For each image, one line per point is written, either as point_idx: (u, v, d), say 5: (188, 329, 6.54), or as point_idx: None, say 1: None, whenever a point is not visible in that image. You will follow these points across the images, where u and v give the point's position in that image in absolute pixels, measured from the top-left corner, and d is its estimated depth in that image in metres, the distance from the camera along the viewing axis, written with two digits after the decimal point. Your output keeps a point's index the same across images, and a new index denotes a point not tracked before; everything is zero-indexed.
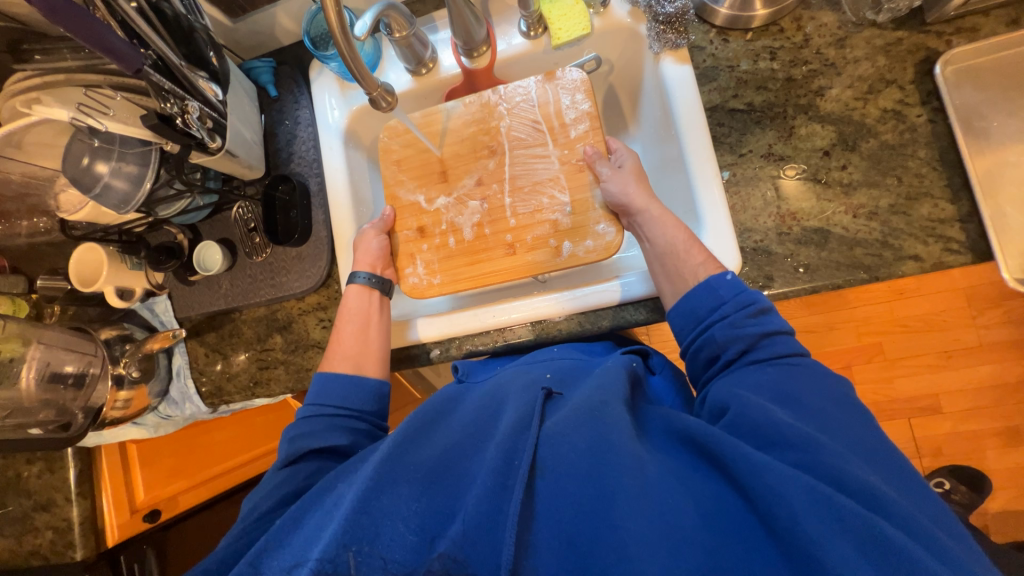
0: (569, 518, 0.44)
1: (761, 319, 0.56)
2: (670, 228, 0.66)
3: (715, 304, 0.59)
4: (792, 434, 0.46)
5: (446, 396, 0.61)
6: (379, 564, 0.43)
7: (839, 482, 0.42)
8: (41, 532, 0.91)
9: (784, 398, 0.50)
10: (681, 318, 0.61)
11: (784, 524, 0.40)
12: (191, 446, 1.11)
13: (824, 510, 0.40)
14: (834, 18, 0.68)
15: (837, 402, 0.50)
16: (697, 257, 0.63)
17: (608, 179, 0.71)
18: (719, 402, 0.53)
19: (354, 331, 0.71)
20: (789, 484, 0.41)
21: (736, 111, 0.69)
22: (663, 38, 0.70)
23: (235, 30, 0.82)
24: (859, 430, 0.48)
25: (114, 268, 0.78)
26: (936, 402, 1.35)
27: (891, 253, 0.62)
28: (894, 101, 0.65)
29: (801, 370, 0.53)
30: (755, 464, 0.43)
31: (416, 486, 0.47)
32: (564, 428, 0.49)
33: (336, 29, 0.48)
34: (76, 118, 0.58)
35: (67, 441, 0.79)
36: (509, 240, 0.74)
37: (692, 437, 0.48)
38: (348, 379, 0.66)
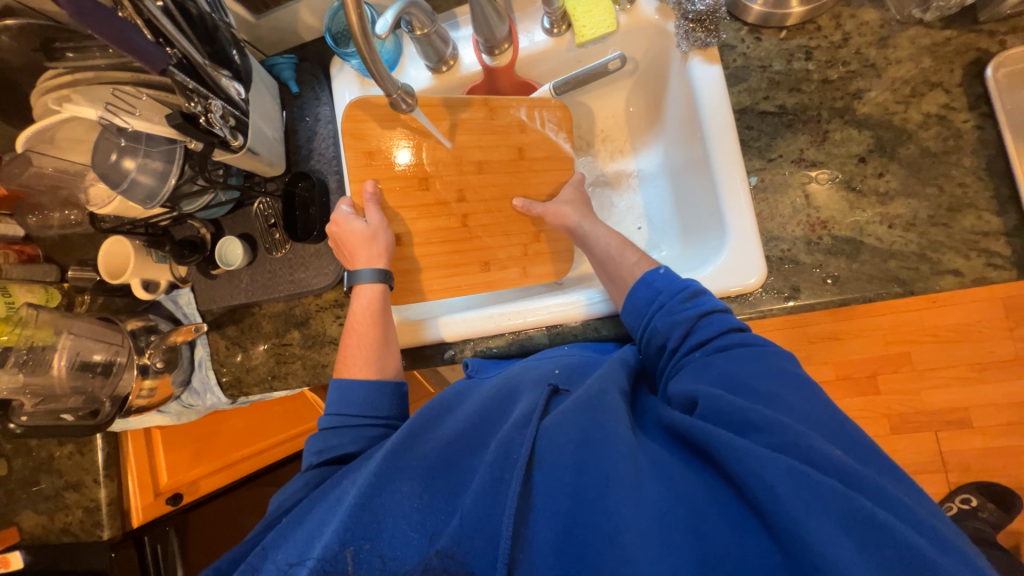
0: (564, 507, 0.44)
1: (696, 302, 0.57)
2: (605, 236, 0.72)
3: (652, 297, 0.61)
4: (760, 417, 0.44)
5: (453, 393, 0.59)
6: (378, 563, 0.45)
7: (808, 459, 0.41)
8: (71, 510, 0.95)
9: (751, 381, 0.48)
10: (632, 315, 0.62)
11: (766, 505, 0.38)
12: (211, 434, 1.16)
13: (804, 487, 0.38)
14: (877, 16, 0.64)
15: (789, 381, 0.48)
16: (630, 258, 0.68)
17: (548, 213, 0.76)
18: (684, 396, 0.51)
19: (371, 337, 0.67)
20: (769, 466, 0.39)
21: (767, 114, 0.66)
22: (691, 37, 0.67)
23: (258, 26, 0.82)
24: (815, 407, 0.46)
25: (141, 260, 0.80)
26: (966, 416, 1.30)
27: (928, 267, 0.59)
28: (939, 106, 0.61)
29: (758, 353, 0.51)
30: (738, 448, 0.41)
31: (417, 483, 0.49)
32: (559, 421, 0.48)
33: (355, 29, 0.47)
34: (103, 117, 0.59)
35: (94, 429, 0.80)
36: (485, 260, 0.80)
37: (679, 428, 0.47)
38: (369, 384, 0.64)
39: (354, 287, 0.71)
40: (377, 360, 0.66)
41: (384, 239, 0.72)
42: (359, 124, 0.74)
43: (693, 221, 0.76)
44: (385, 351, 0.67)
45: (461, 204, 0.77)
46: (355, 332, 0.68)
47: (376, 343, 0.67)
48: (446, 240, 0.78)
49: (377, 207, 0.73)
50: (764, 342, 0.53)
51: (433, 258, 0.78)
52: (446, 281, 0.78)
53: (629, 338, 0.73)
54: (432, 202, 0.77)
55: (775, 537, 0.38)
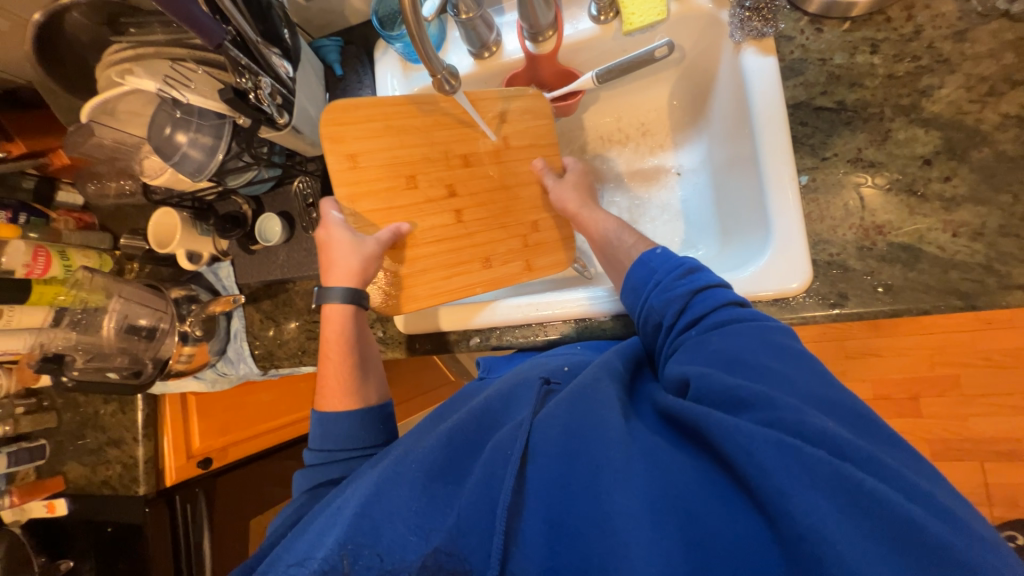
0: (556, 498, 0.42)
1: (692, 278, 0.56)
2: (605, 220, 0.72)
3: (650, 277, 0.60)
4: (750, 395, 0.42)
5: (462, 394, 0.63)
6: (377, 563, 0.43)
7: (800, 433, 0.39)
8: (112, 465, 1.02)
9: (742, 353, 0.47)
10: (630, 294, 0.61)
11: (754, 482, 0.37)
12: (240, 404, 1.19)
13: (791, 460, 0.36)
14: (955, 7, 0.60)
15: (780, 354, 0.46)
16: (629, 241, 0.69)
17: (553, 191, 0.76)
18: (676, 378, 0.49)
19: (345, 363, 0.65)
20: (757, 440, 0.38)
21: (823, 110, 0.63)
22: (747, 26, 0.64)
23: (308, 7, 0.83)
24: (817, 384, 0.43)
25: (187, 232, 0.83)
26: (1017, 447, 1.21)
27: (995, 280, 0.55)
28: (1020, 106, 0.57)
29: (750, 329, 0.49)
30: (725, 426, 0.40)
31: (416, 486, 0.47)
32: (552, 413, 0.47)
33: (407, 11, 0.47)
34: (162, 89, 0.62)
35: (138, 388, 0.86)
36: (485, 256, 0.75)
37: (670, 411, 0.46)
38: (349, 416, 0.62)
39: (325, 305, 0.67)
40: (356, 390, 0.65)
41: (367, 261, 0.67)
42: (340, 126, 0.68)
43: (735, 222, 0.73)
44: (363, 378, 0.66)
45: (451, 199, 0.73)
46: (332, 363, 0.66)
47: (353, 376, 0.65)
48: (441, 239, 0.73)
49: (388, 242, 0.68)
50: (756, 316, 0.50)
51: (431, 259, 0.72)
52: (444, 283, 0.73)
53: None
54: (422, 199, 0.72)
55: (768, 518, 0.36)
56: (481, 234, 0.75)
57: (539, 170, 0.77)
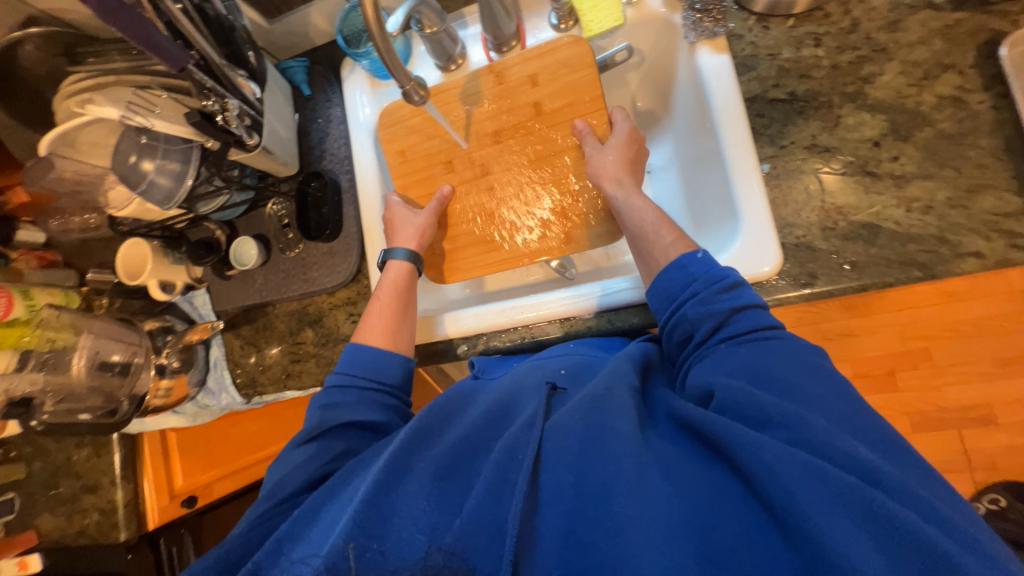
0: (571, 508, 0.42)
1: (733, 293, 0.53)
2: (641, 209, 0.64)
3: (686, 282, 0.56)
4: (779, 413, 0.43)
5: (461, 392, 0.59)
6: (381, 561, 0.43)
7: (830, 457, 0.40)
8: (88, 513, 0.96)
9: (772, 375, 0.47)
10: (657, 298, 0.58)
11: (782, 505, 0.38)
12: (224, 436, 1.15)
13: (821, 485, 0.37)
14: (885, 1, 0.64)
15: (811, 375, 0.47)
16: (667, 237, 0.60)
17: (592, 158, 0.69)
18: (701, 389, 0.50)
19: (391, 306, 0.68)
20: (785, 463, 0.39)
21: (778, 101, 0.66)
22: (699, 27, 0.67)
23: (271, 30, 0.83)
24: (844, 407, 0.44)
25: (158, 261, 0.81)
26: (989, 412, 1.27)
27: (949, 250, 0.58)
28: (953, 87, 0.61)
29: (778, 347, 0.49)
30: (752, 443, 0.41)
31: (424, 484, 0.47)
32: (567, 421, 0.47)
33: (371, 22, 0.48)
34: (126, 117, 0.60)
35: (115, 426, 0.84)
36: (522, 230, 0.75)
37: (691, 424, 0.46)
38: (386, 352, 0.64)
39: (387, 262, 0.73)
40: (396, 331, 0.67)
41: (421, 227, 0.74)
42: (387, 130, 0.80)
43: (704, 213, 0.76)
44: (400, 325, 0.67)
45: (485, 177, 0.77)
46: (377, 302, 0.69)
47: (394, 317, 0.68)
48: (479, 217, 0.77)
49: (438, 210, 0.76)
50: (783, 333, 0.51)
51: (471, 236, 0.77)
52: (484, 257, 0.77)
53: (641, 329, 0.72)
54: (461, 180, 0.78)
55: (787, 531, 0.38)
56: (513, 211, 0.76)
57: (580, 134, 0.70)
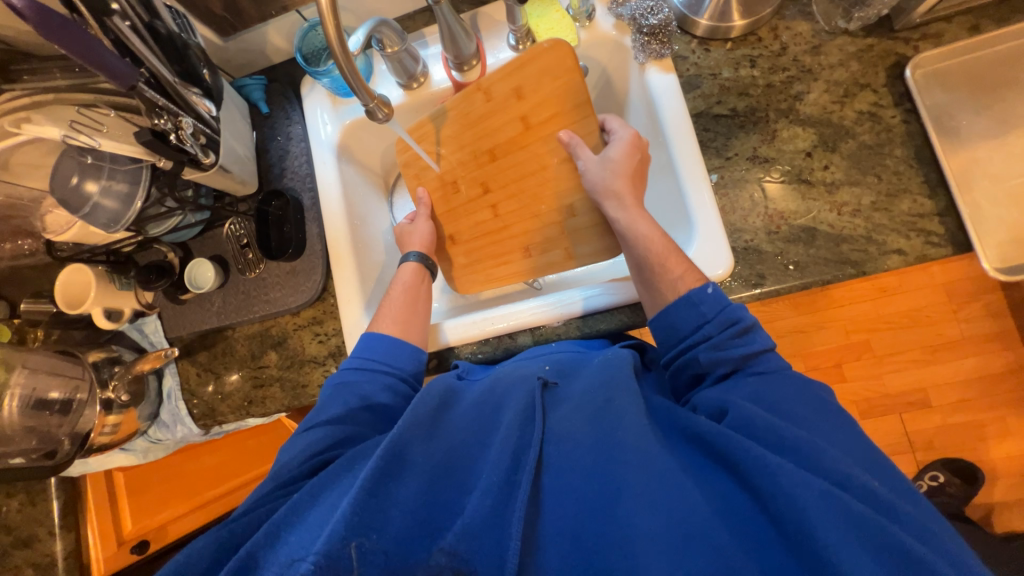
0: (579, 511, 0.45)
1: (745, 339, 0.56)
2: (646, 238, 0.65)
3: (698, 322, 0.58)
4: (794, 439, 0.46)
5: (447, 386, 0.59)
6: (380, 557, 0.43)
7: (840, 483, 0.43)
8: (19, 571, 0.86)
9: (784, 407, 0.51)
10: (663, 332, 0.61)
11: (795, 525, 0.41)
12: (180, 473, 1.08)
13: (837, 511, 0.40)
14: (809, 27, 0.71)
15: (818, 409, 0.51)
16: (675, 271, 0.62)
17: (586, 168, 0.70)
18: (715, 405, 0.53)
19: (404, 299, 0.72)
20: (800, 485, 0.42)
21: (721, 117, 0.72)
22: (648, 49, 0.72)
23: (225, 48, 0.82)
24: (843, 435, 0.49)
25: (103, 288, 0.76)
26: (925, 397, 1.38)
27: (876, 248, 0.65)
28: (869, 104, 0.68)
29: (787, 380, 0.53)
30: (767, 466, 0.43)
31: (423, 479, 0.48)
32: (572, 428, 0.50)
33: (333, 40, 0.49)
34: (68, 136, 0.57)
35: (55, 469, 0.76)
36: (525, 245, 0.79)
37: (701, 440, 0.49)
38: (398, 341, 0.67)
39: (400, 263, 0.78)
40: (407, 322, 0.70)
41: (422, 231, 0.80)
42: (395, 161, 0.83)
43: (660, 221, 0.80)
44: (412, 317, 0.71)
45: (487, 196, 0.79)
46: (391, 296, 0.73)
47: (408, 308, 0.71)
48: (487, 232, 0.81)
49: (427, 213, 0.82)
50: (782, 364, 0.55)
51: (479, 249, 0.81)
52: (495, 271, 0.81)
53: (611, 334, 0.74)
54: (465, 200, 0.81)
55: (779, 529, 0.42)
56: (516, 225, 0.79)
57: (568, 143, 0.72)
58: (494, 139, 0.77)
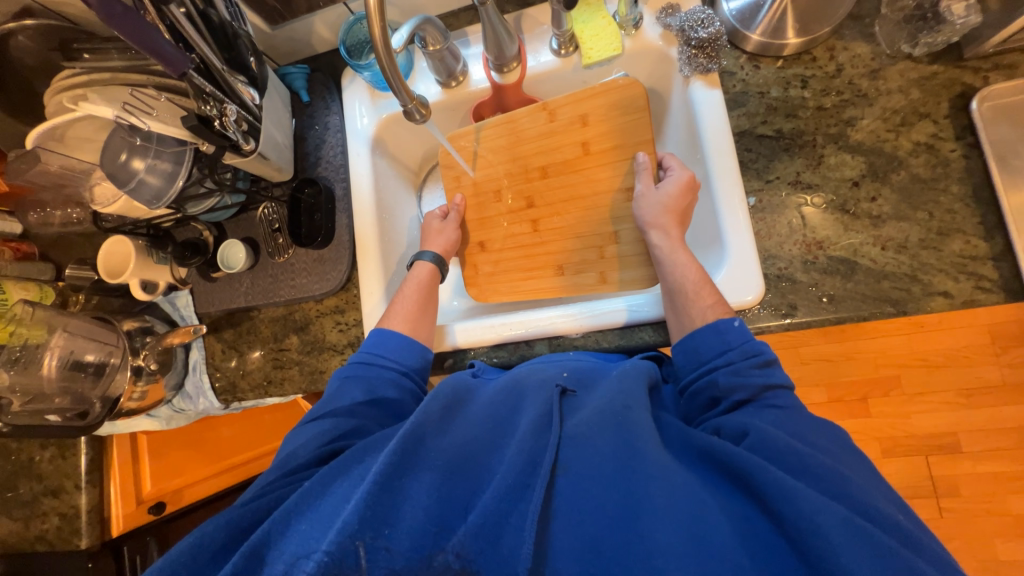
0: (592, 519, 0.45)
1: (765, 371, 0.55)
2: (684, 267, 0.65)
3: (721, 349, 0.57)
4: (818, 464, 0.45)
5: (462, 384, 0.60)
6: (387, 560, 0.42)
7: (866, 513, 0.42)
8: (48, 518, 0.91)
9: (802, 433, 0.50)
10: (683, 356, 0.60)
11: (819, 555, 0.39)
12: (199, 440, 1.17)
13: (860, 541, 0.39)
14: (868, 49, 0.68)
15: (837, 443, 0.50)
16: (706, 299, 0.61)
17: (642, 195, 0.71)
18: (733, 426, 0.51)
19: (415, 299, 0.72)
20: (824, 514, 0.40)
21: (765, 137, 0.69)
22: (694, 63, 0.70)
23: (273, 36, 0.83)
24: (863, 472, 0.47)
25: (142, 261, 0.79)
26: (955, 441, 1.31)
27: (920, 288, 0.61)
28: (928, 135, 0.64)
29: (807, 414, 0.52)
30: (787, 489, 0.42)
31: (438, 474, 0.48)
32: (589, 434, 0.50)
33: (376, 37, 0.48)
34: (120, 116, 0.59)
35: (84, 430, 0.78)
36: (559, 264, 0.80)
37: (716, 458, 0.48)
38: (404, 337, 0.67)
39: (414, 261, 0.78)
40: (416, 321, 0.70)
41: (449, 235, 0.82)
42: None
43: (693, 241, 0.78)
44: (422, 315, 0.71)
45: (529, 210, 0.81)
46: (403, 295, 0.73)
47: (417, 308, 0.71)
48: (519, 245, 0.82)
49: (456, 218, 0.83)
50: (797, 402, 0.53)
51: (509, 262, 0.83)
52: (517, 285, 0.82)
53: (632, 350, 0.73)
54: (506, 211, 0.82)
55: (802, 555, 0.40)
56: (555, 243, 0.80)
57: (637, 166, 0.73)
58: (549, 156, 0.80)
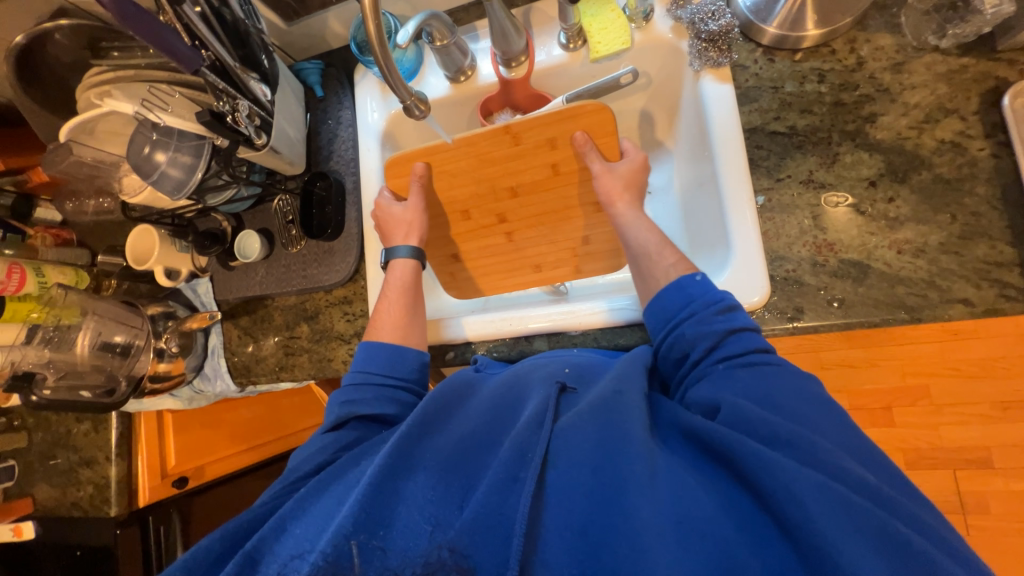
0: (580, 505, 0.44)
1: (729, 316, 0.54)
2: (647, 230, 0.66)
3: (684, 303, 0.57)
4: (789, 433, 0.44)
5: (463, 380, 0.61)
6: (383, 556, 0.44)
7: (840, 477, 0.41)
8: (82, 486, 0.99)
9: (771, 395, 0.48)
10: (652, 318, 0.59)
11: (797, 524, 0.38)
12: (219, 420, 1.24)
13: (839, 509, 0.38)
14: (893, 41, 0.64)
15: (811, 401, 0.47)
16: (669, 258, 0.62)
17: (600, 173, 0.68)
18: (706, 403, 0.50)
19: (402, 304, 0.71)
20: (801, 482, 0.39)
21: (777, 134, 0.66)
22: (704, 56, 0.68)
23: (289, 32, 0.85)
24: (836, 429, 0.46)
25: (165, 250, 0.83)
26: (988, 456, 1.25)
27: (938, 294, 0.58)
28: (954, 132, 0.61)
29: (775, 372, 0.50)
30: (764, 463, 0.41)
31: (433, 476, 0.49)
32: (576, 422, 0.49)
33: (373, 37, 0.49)
34: (139, 111, 0.63)
35: (111, 406, 0.84)
36: (535, 263, 0.82)
37: (698, 434, 0.47)
38: (394, 350, 0.66)
39: (390, 261, 0.75)
40: (404, 329, 0.69)
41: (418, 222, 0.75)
42: None
43: (699, 238, 0.76)
44: (410, 320, 0.70)
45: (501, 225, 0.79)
46: (387, 301, 0.71)
47: (405, 313, 0.70)
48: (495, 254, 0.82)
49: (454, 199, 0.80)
50: None
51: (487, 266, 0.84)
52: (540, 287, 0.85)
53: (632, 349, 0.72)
54: (477, 227, 0.79)
55: (786, 532, 0.39)
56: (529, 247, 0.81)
57: (580, 147, 0.68)
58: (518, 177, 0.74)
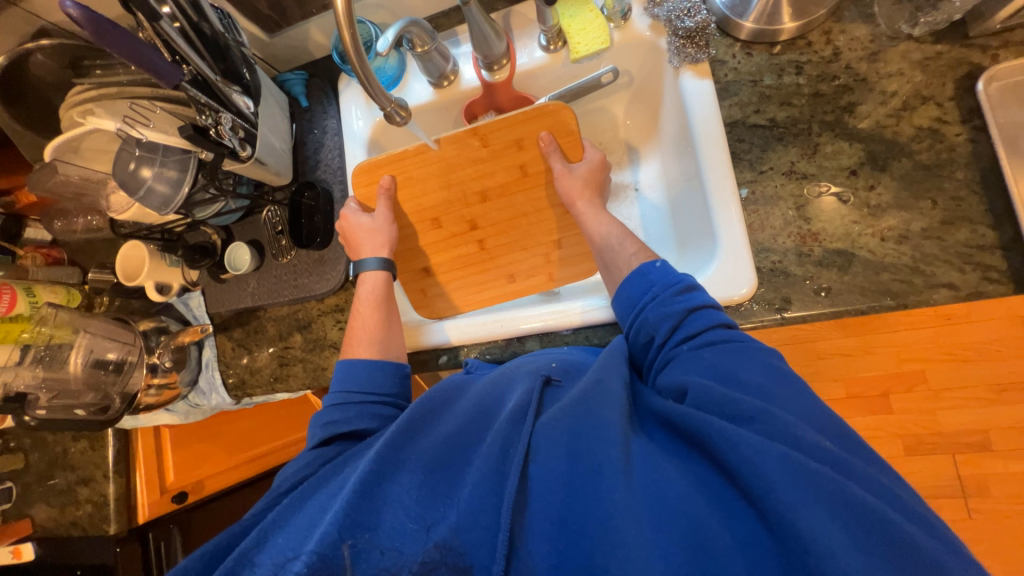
0: (558, 493, 0.44)
1: (689, 296, 0.56)
2: (608, 224, 0.69)
3: (646, 288, 0.59)
4: (751, 407, 0.44)
5: (452, 384, 0.61)
6: (377, 555, 0.44)
7: (795, 443, 0.41)
8: (81, 505, 0.98)
9: (731, 372, 0.48)
10: (621, 307, 0.61)
11: (760, 494, 0.38)
12: (216, 434, 1.23)
13: (800, 477, 0.38)
14: (867, 31, 0.65)
15: (772, 374, 0.48)
16: (630, 249, 0.66)
17: (561, 174, 0.72)
18: (675, 387, 0.50)
19: (377, 315, 0.72)
20: (762, 453, 0.39)
21: (758, 127, 0.67)
22: (682, 53, 0.69)
23: (271, 44, 0.86)
24: (801, 401, 0.45)
25: (154, 264, 0.83)
26: (986, 438, 1.25)
27: (922, 280, 0.59)
28: (931, 119, 0.61)
29: (739, 350, 0.50)
30: (729, 436, 0.41)
31: (417, 476, 0.49)
32: (553, 414, 0.49)
33: (349, 46, 0.49)
34: (122, 129, 0.64)
35: (106, 423, 0.85)
36: (509, 273, 0.82)
37: (671, 418, 0.47)
38: (372, 364, 0.66)
39: (360, 274, 0.76)
40: (381, 341, 0.70)
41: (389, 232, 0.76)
42: None
43: (688, 232, 0.76)
44: (386, 331, 0.71)
45: (473, 232, 0.79)
46: (361, 316, 0.72)
47: (381, 324, 0.71)
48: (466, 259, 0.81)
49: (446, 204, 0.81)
50: None
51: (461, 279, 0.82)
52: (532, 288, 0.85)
53: None
54: (448, 235, 0.80)
55: (755, 505, 0.39)
56: (502, 255, 0.81)
57: (546, 147, 0.71)
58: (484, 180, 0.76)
